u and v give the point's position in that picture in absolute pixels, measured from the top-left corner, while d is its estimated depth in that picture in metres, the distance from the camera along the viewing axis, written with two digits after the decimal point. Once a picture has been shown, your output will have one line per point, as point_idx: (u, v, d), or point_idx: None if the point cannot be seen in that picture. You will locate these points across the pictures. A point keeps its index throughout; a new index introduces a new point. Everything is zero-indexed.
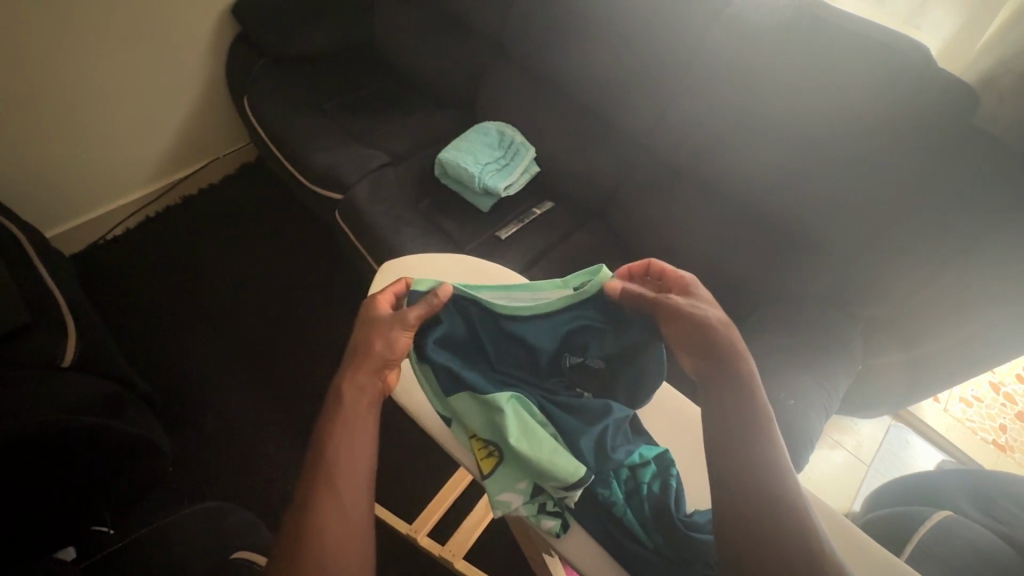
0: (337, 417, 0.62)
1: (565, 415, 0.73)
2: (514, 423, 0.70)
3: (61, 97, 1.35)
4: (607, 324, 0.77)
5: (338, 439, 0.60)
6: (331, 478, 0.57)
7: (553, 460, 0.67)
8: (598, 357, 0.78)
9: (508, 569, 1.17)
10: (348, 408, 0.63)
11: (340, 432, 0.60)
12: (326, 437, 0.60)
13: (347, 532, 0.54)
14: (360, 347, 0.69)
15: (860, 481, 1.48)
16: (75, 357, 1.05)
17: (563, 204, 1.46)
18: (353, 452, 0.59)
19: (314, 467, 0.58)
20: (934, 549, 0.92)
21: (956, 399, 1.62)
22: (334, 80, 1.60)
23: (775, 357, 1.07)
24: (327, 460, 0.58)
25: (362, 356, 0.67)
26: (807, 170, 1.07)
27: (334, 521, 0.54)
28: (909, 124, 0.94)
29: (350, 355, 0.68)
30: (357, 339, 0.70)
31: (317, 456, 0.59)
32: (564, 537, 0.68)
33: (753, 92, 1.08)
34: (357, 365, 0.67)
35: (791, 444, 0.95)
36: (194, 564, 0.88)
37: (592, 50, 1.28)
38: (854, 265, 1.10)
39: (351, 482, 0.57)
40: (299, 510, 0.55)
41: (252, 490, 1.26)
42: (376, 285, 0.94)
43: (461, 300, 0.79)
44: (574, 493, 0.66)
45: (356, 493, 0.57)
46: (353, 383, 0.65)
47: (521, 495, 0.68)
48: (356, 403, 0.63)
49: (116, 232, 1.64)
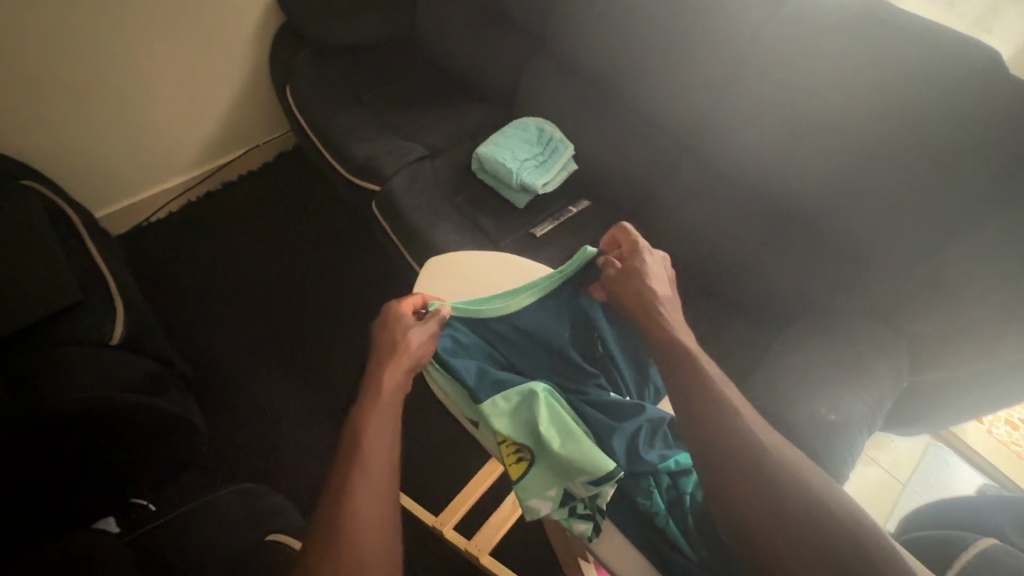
0: (368, 405, 0.66)
1: (596, 415, 0.74)
2: (537, 422, 0.71)
3: (113, 82, 1.40)
4: (582, 304, 0.89)
5: (371, 426, 0.64)
6: (361, 464, 0.60)
7: (581, 459, 0.67)
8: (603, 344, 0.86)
9: (532, 567, 1.17)
10: (379, 400, 0.67)
11: (374, 420, 0.64)
12: (357, 424, 0.64)
13: (372, 517, 0.57)
14: (394, 345, 0.73)
15: (895, 500, 1.43)
16: (123, 335, 1.08)
17: (599, 204, 1.44)
18: (381, 440, 0.63)
19: (345, 455, 0.62)
20: None
21: (1001, 421, 1.54)
22: (374, 71, 1.61)
23: (818, 370, 1.04)
24: (358, 448, 0.62)
25: (391, 352, 0.72)
26: (857, 178, 1.04)
27: (362, 507, 0.57)
28: (978, 133, 0.90)
29: (378, 351, 0.73)
30: (382, 340, 0.75)
31: (348, 443, 0.63)
32: (596, 540, 0.66)
33: (805, 96, 1.05)
34: (395, 360, 0.71)
35: (832, 461, 0.92)
36: (232, 541, 0.91)
37: (639, 46, 1.25)
38: (906, 277, 1.05)
39: (379, 469, 0.61)
40: (331, 496, 0.58)
41: (284, 472, 1.29)
42: (420, 287, 0.94)
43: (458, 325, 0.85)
44: (601, 489, 0.65)
45: (381, 480, 0.60)
46: (387, 376, 0.69)
47: (550, 502, 0.68)
48: (388, 394, 0.68)
49: (160, 215, 1.68)
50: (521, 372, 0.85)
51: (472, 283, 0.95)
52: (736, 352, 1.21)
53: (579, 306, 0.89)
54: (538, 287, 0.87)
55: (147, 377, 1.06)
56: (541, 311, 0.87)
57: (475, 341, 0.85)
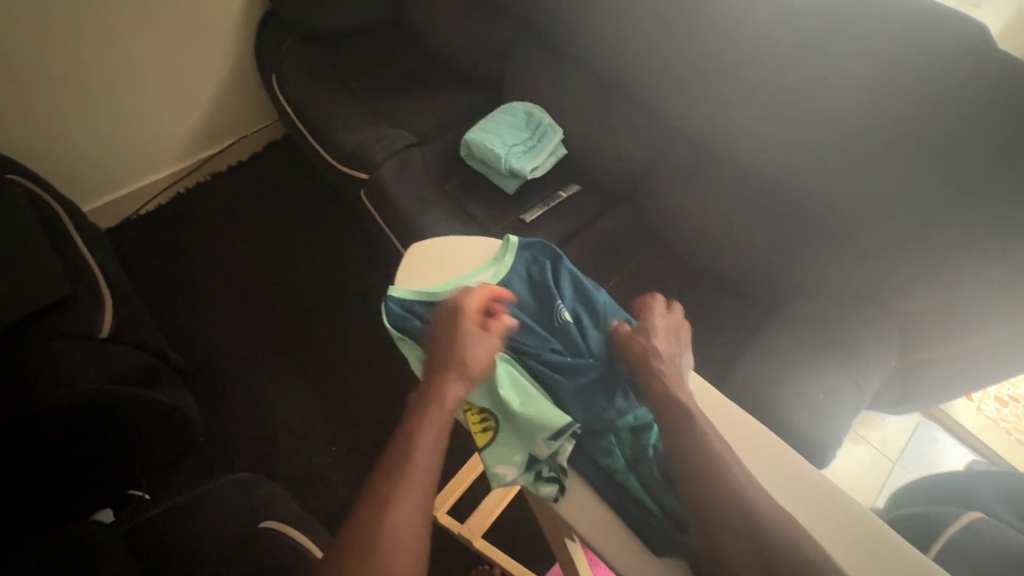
0: (424, 414, 0.67)
1: (554, 375, 0.76)
2: (497, 386, 0.73)
3: (95, 72, 1.37)
4: (533, 270, 0.90)
5: (421, 439, 0.65)
6: (405, 471, 0.62)
7: (541, 417, 0.71)
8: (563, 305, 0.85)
9: (526, 549, 1.19)
10: (432, 415, 0.67)
11: (425, 434, 0.65)
12: (408, 434, 0.65)
13: (411, 525, 0.58)
14: (456, 359, 0.72)
15: (885, 478, 1.45)
16: (111, 328, 1.07)
17: (589, 188, 1.44)
18: (429, 451, 0.64)
19: (393, 459, 0.63)
20: (964, 551, 0.92)
21: (990, 398, 1.56)
22: (360, 57, 1.58)
23: (807, 350, 1.05)
24: (406, 454, 0.63)
25: (448, 362, 0.72)
26: (846, 158, 1.04)
27: (403, 513, 0.59)
28: (967, 111, 0.89)
29: (438, 359, 0.73)
30: (443, 350, 0.73)
31: (397, 447, 0.64)
32: (576, 516, 0.68)
33: (794, 75, 1.04)
34: (453, 377, 0.70)
35: (818, 439, 0.94)
36: (226, 531, 0.92)
37: (629, 26, 1.22)
38: (895, 258, 1.05)
39: (423, 479, 0.62)
40: (373, 495, 0.60)
41: (282, 462, 1.31)
42: (402, 274, 0.90)
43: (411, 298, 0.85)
44: (559, 445, 0.69)
45: (423, 490, 0.61)
46: (446, 388, 0.69)
47: (515, 468, 0.69)
48: (441, 405, 0.68)
49: (149, 207, 1.67)
50: None
51: (451, 261, 0.92)
52: (726, 334, 1.21)
53: (536, 278, 0.89)
54: (489, 267, 0.90)
55: (139, 371, 1.06)
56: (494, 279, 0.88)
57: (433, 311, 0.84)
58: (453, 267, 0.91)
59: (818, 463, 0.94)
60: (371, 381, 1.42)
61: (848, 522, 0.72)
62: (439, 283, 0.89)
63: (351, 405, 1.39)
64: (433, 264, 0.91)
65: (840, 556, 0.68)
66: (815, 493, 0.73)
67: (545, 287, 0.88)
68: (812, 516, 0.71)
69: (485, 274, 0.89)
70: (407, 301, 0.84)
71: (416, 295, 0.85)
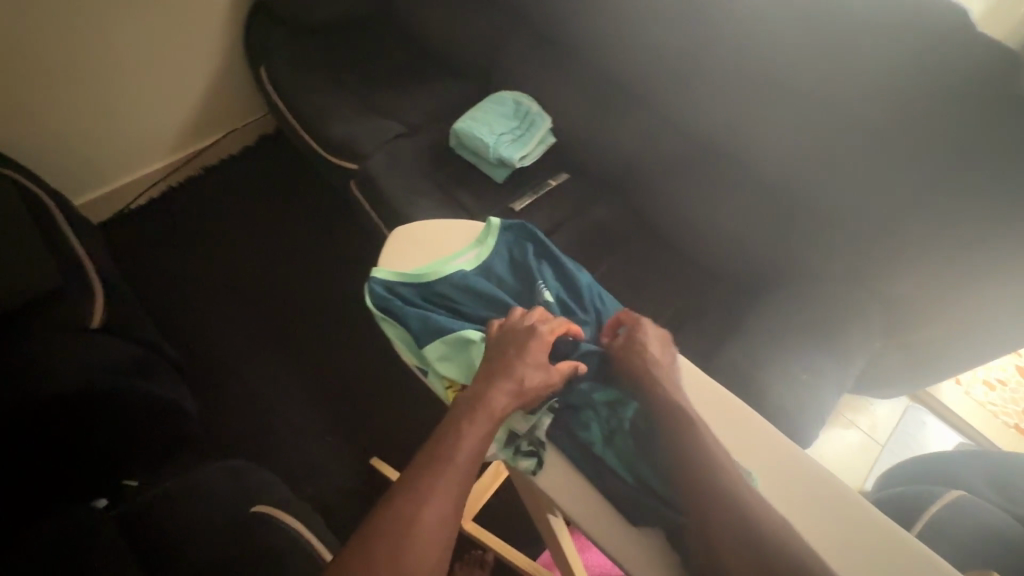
0: (470, 420, 0.65)
1: None
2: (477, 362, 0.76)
3: (84, 65, 1.37)
4: (514, 252, 0.92)
5: (461, 444, 0.63)
6: (442, 473, 0.60)
7: None
8: (544, 285, 0.87)
9: (517, 532, 1.21)
10: (478, 422, 0.65)
11: (466, 439, 0.63)
12: (450, 435, 0.64)
13: (437, 530, 0.57)
14: (513, 376, 0.69)
15: (873, 461, 1.47)
16: (102, 318, 1.08)
17: (578, 176, 1.44)
18: (468, 458, 0.62)
19: (431, 457, 0.62)
20: (945, 526, 0.93)
21: (978, 381, 1.58)
22: (350, 48, 1.58)
23: (793, 333, 1.06)
24: (445, 457, 0.62)
25: (503, 372, 0.69)
26: (830, 142, 1.04)
27: (432, 515, 0.57)
28: (948, 92, 0.90)
29: (494, 369, 0.70)
30: (502, 362, 0.70)
31: (436, 445, 0.63)
32: (559, 492, 0.69)
33: (780, 59, 1.04)
34: (506, 392, 0.68)
35: (801, 419, 0.96)
36: (221, 515, 0.93)
37: (615, 14, 1.23)
38: (878, 241, 1.06)
39: (456, 484, 0.60)
40: (402, 490, 0.59)
41: (276, 451, 1.32)
42: (386, 256, 0.92)
43: (395, 279, 0.87)
44: (537, 419, 0.71)
45: (454, 496, 0.60)
46: (495, 397, 0.67)
47: (495, 442, 0.70)
48: (487, 413, 0.66)
49: (142, 200, 1.67)
50: (463, 310, 0.84)
51: (433, 246, 0.94)
52: (713, 320, 1.23)
53: (517, 260, 0.91)
54: (472, 249, 0.92)
55: (133, 361, 1.06)
56: (476, 261, 0.90)
57: (416, 293, 0.86)
58: (435, 250, 0.93)
59: (801, 442, 0.95)
60: (364, 370, 1.43)
61: (846, 503, 0.70)
62: (422, 266, 0.90)
63: (344, 394, 1.40)
64: (418, 247, 0.93)
65: (830, 540, 0.68)
66: (812, 472, 0.72)
67: (526, 268, 0.90)
68: (808, 492, 0.70)
69: (468, 256, 0.90)
70: (391, 283, 0.86)
71: (399, 278, 0.87)
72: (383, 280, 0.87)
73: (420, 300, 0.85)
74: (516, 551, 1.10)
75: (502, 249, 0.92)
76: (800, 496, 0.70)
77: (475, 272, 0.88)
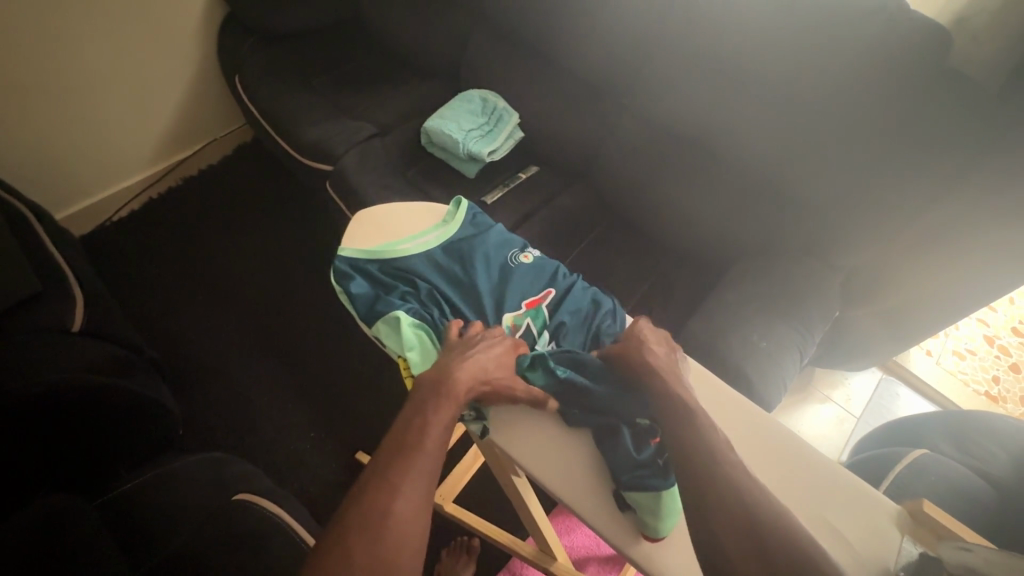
0: (433, 405, 0.67)
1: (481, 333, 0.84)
2: (418, 342, 0.79)
3: (59, 80, 1.40)
4: (479, 231, 0.98)
5: (425, 430, 0.64)
6: (412, 459, 0.62)
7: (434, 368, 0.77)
8: (495, 268, 0.94)
9: (501, 514, 1.23)
10: (442, 406, 0.67)
11: (430, 425, 0.65)
12: (415, 422, 0.65)
13: (411, 515, 0.58)
14: (472, 362, 0.72)
15: (850, 433, 1.50)
16: (83, 322, 1.09)
17: (549, 169, 1.49)
18: (434, 443, 0.64)
19: (397, 446, 0.63)
20: (909, 483, 0.97)
21: (948, 352, 1.64)
22: (321, 55, 1.62)
23: (755, 304, 1.09)
24: (415, 443, 0.63)
25: (466, 359, 0.72)
26: (780, 121, 1.09)
27: (403, 502, 0.58)
28: (884, 66, 0.94)
29: (454, 357, 0.73)
30: (459, 351, 0.74)
31: (403, 432, 0.64)
32: (527, 461, 0.73)
33: (727, 45, 1.08)
34: (466, 375, 0.70)
35: (764, 385, 0.99)
36: (200, 504, 0.95)
37: (572, 10, 1.28)
38: (833, 213, 1.10)
39: (423, 468, 0.61)
40: (373, 477, 0.60)
41: (261, 448, 1.34)
42: (352, 233, 0.97)
43: (358, 255, 0.93)
44: None
45: (422, 480, 0.61)
46: (457, 381, 0.69)
47: None
48: (451, 398, 0.68)
49: (122, 213, 1.69)
50: (417, 285, 0.90)
51: (398, 226, 0.98)
52: (680, 299, 1.27)
53: (478, 235, 0.97)
54: (435, 232, 0.97)
55: (110, 360, 1.08)
56: (438, 239, 0.96)
57: (378, 269, 0.92)
58: (400, 230, 0.98)
59: (765, 406, 1.00)
60: (348, 365, 1.46)
61: (799, 460, 0.72)
62: (386, 243, 0.96)
63: (328, 391, 1.42)
64: (383, 225, 0.98)
65: (797, 487, 0.70)
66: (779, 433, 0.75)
67: (485, 246, 0.96)
68: (777, 445, 0.73)
69: (430, 237, 0.96)
70: (354, 260, 0.92)
71: (364, 255, 0.93)
72: (348, 256, 0.92)
73: (381, 275, 0.91)
74: (499, 530, 1.11)
75: (465, 231, 0.98)
76: (771, 451, 0.73)
77: (435, 252, 0.94)
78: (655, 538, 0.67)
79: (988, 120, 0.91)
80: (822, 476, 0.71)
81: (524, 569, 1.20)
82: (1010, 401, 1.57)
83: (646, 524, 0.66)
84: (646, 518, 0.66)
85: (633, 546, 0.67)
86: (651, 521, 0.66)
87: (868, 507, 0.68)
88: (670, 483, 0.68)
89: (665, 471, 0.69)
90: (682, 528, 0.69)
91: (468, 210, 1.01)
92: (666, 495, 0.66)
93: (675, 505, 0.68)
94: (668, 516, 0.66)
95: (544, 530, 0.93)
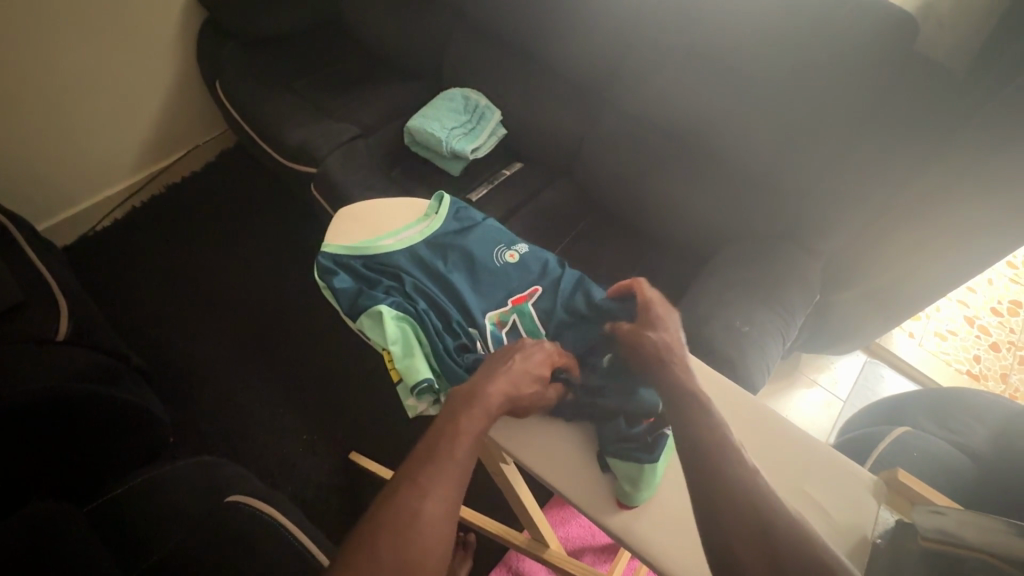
0: (463, 414, 0.66)
1: (463, 323, 0.86)
2: (400, 335, 0.81)
3: (37, 88, 1.38)
4: (462, 226, 1.00)
5: (456, 440, 0.63)
6: (441, 467, 0.61)
7: (415, 360, 0.78)
8: (479, 261, 0.95)
9: (495, 508, 1.24)
10: (473, 418, 0.65)
11: (462, 435, 0.64)
12: (446, 431, 0.64)
13: (438, 525, 0.57)
14: (507, 374, 0.70)
15: (837, 416, 1.53)
16: (68, 330, 1.09)
17: (532, 166, 1.51)
18: (465, 454, 0.63)
19: (427, 453, 0.62)
20: (893, 460, 0.99)
21: (931, 334, 1.67)
22: (302, 58, 1.63)
23: (736, 291, 1.11)
24: (444, 452, 0.62)
25: (502, 371, 0.71)
26: (755, 111, 1.11)
27: (431, 512, 0.57)
28: (853, 54, 0.96)
29: (490, 368, 0.71)
30: (499, 362, 0.72)
31: (432, 441, 0.63)
32: (514, 445, 0.74)
33: (701, 37, 1.10)
34: (501, 387, 0.69)
35: (748, 367, 1.01)
36: (191, 509, 0.95)
37: (549, 8, 1.29)
38: (811, 198, 1.12)
39: (452, 479, 0.60)
40: (402, 484, 0.59)
41: (253, 453, 1.33)
42: (335, 231, 0.98)
43: (342, 252, 0.94)
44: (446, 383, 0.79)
45: (451, 491, 0.60)
46: (491, 394, 0.68)
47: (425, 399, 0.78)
48: (484, 408, 0.66)
49: (106, 222, 1.68)
50: (400, 278, 0.91)
51: (380, 222, 1.00)
52: (664, 289, 1.29)
53: (460, 229, 0.98)
54: (417, 227, 0.98)
55: (98, 367, 1.08)
56: (420, 234, 0.97)
57: (362, 264, 0.93)
58: (384, 225, 0.99)
59: (751, 389, 1.02)
60: (339, 366, 1.46)
61: (778, 435, 0.75)
62: (369, 239, 0.97)
63: (318, 392, 1.42)
64: (365, 221, 0.99)
65: (773, 464, 0.72)
66: (758, 412, 0.76)
67: (469, 240, 0.97)
68: (754, 420, 0.75)
69: (412, 231, 0.97)
70: (338, 256, 0.93)
71: (347, 251, 0.94)
72: (332, 253, 0.94)
73: (364, 270, 0.92)
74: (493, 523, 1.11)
75: (447, 226, 1.00)
76: (752, 428, 0.75)
77: (418, 246, 0.96)
78: (630, 506, 0.69)
79: (955, 103, 0.94)
80: (802, 451, 0.73)
81: (520, 562, 1.20)
82: (992, 379, 1.61)
83: (623, 491, 0.69)
84: (623, 486, 0.69)
85: (620, 525, 0.69)
86: (629, 489, 0.69)
87: (848, 479, 0.70)
88: (655, 457, 0.70)
89: (652, 446, 0.70)
90: (669, 509, 0.71)
91: (449, 204, 1.02)
92: (647, 467, 0.69)
93: (656, 480, 0.70)
94: (647, 487, 0.69)
95: (536, 519, 0.94)
